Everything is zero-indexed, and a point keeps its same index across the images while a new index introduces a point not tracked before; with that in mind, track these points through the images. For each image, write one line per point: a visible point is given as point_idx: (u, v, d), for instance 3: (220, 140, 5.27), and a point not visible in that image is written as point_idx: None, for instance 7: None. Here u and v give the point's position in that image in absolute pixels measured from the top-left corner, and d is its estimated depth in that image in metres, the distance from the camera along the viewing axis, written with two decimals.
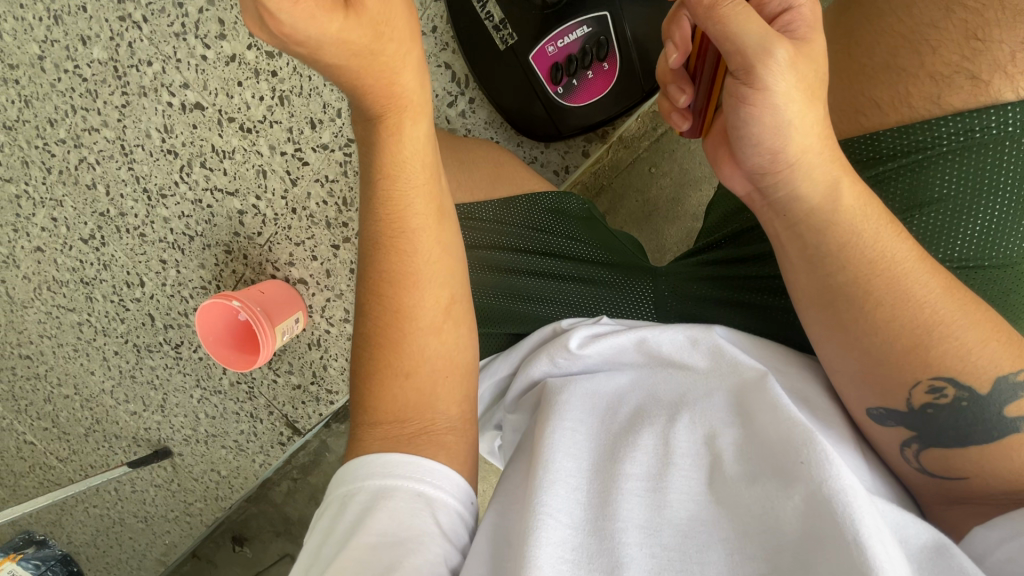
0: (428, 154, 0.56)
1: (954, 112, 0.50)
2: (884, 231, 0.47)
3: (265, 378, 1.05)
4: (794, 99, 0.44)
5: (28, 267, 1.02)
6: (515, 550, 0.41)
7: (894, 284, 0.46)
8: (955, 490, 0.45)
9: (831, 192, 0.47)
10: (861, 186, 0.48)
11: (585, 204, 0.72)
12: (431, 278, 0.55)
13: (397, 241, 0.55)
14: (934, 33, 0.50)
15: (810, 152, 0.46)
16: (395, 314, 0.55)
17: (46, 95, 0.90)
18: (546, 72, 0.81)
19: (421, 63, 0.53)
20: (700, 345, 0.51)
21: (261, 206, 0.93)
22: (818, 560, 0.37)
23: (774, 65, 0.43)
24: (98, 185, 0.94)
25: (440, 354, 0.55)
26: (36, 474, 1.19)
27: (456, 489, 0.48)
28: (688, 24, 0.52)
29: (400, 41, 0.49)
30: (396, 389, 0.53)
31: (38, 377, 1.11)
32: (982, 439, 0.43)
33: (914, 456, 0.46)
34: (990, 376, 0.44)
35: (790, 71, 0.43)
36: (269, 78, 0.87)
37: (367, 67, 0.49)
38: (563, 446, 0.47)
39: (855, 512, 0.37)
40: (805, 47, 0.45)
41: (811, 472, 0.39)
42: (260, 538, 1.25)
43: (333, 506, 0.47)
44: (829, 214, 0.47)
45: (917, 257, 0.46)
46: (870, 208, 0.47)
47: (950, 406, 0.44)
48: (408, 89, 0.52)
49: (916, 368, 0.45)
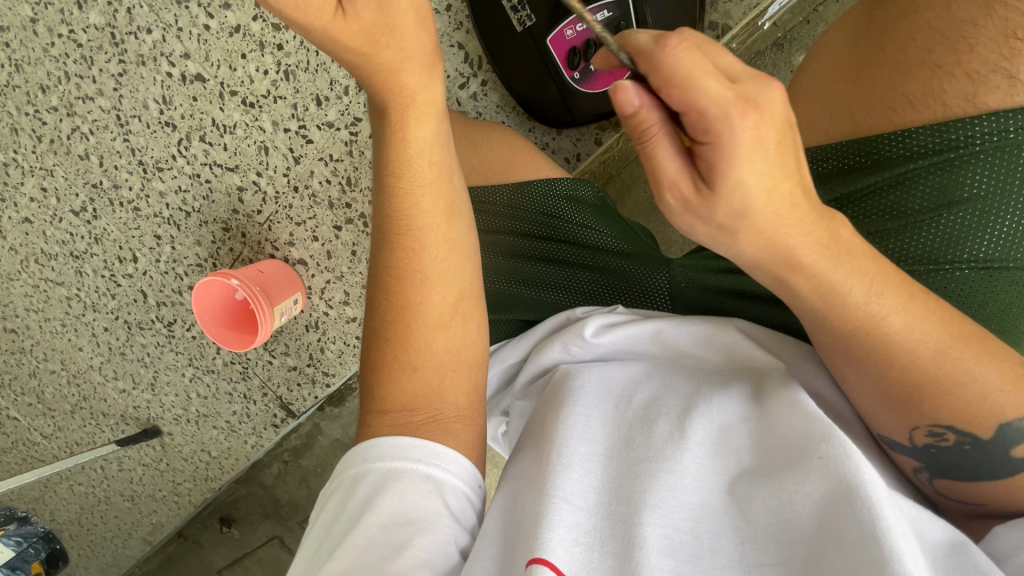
0: (439, 152, 0.54)
1: (989, 112, 0.50)
2: (877, 296, 0.44)
3: (260, 359, 1.03)
4: (701, 227, 0.41)
5: (14, 239, 0.99)
6: (527, 531, 0.41)
7: (898, 340, 0.44)
8: (971, 508, 0.46)
9: (779, 286, 0.44)
10: (840, 267, 0.43)
11: (598, 192, 0.71)
12: (439, 276, 0.54)
13: (405, 241, 0.54)
14: (973, 31, 0.50)
15: (751, 260, 0.43)
16: (401, 308, 0.54)
17: (37, 60, 0.87)
18: (563, 56, 0.79)
19: (432, 49, 0.51)
20: (716, 338, 0.52)
21: (262, 182, 0.91)
22: (832, 554, 0.37)
23: (670, 211, 0.41)
24: (91, 156, 0.91)
25: (448, 347, 0.53)
26: (19, 450, 1.17)
27: (464, 472, 0.48)
28: (641, 101, 0.38)
29: (399, 48, 0.49)
30: (404, 381, 0.52)
31: (23, 351, 1.08)
32: (991, 475, 0.44)
33: (926, 481, 0.47)
34: (991, 422, 0.44)
35: (687, 214, 0.40)
36: (275, 51, 0.85)
37: (361, 65, 0.49)
38: (577, 430, 0.47)
39: (871, 502, 0.36)
40: (711, 186, 0.38)
41: (829, 465, 0.39)
42: (248, 520, 1.24)
43: (342, 487, 0.46)
44: (787, 298, 0.45)
45: (923, 321, 0.44)
46: (849, 286, 0.43)
47: (951, 448, 0.45)
48: (409, 85, 0.51)
49: (911, 419, 0.45)
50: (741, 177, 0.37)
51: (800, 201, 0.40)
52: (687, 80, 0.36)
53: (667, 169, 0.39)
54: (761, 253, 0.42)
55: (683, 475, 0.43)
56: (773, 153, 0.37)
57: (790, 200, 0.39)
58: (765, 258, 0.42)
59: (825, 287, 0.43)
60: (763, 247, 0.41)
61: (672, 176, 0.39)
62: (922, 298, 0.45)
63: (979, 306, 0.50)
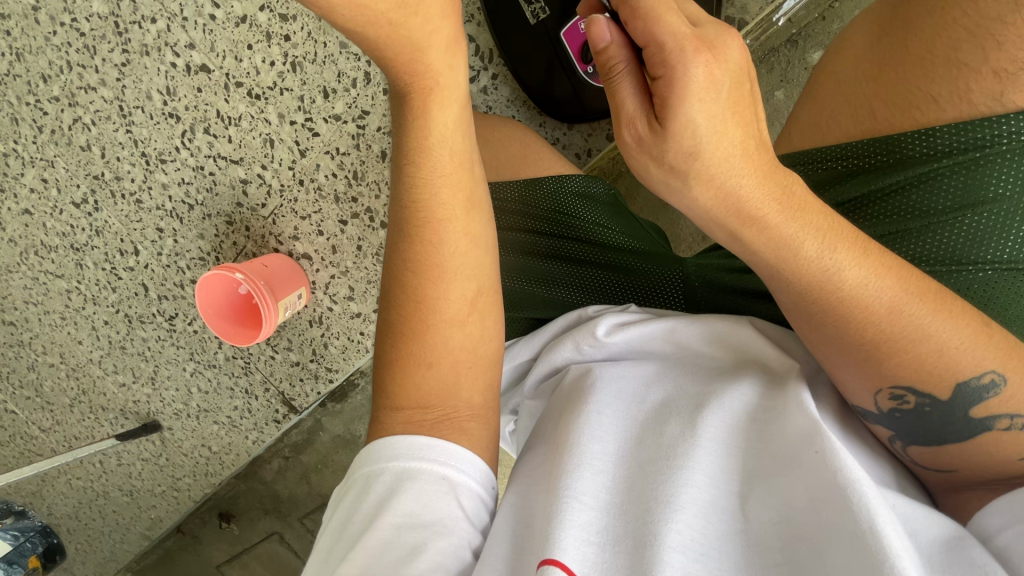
0: (460, 140, 0.53)
1: (1018, 110, 0.49)
2: (829, 250, 0.45)
3: (262, 354, 1.02)
4: (655, 167, 0.45)
5: (14, 230, 0.98)
6: (539, 531, 0.40)
7: (849, 296, 0.45)
8: (950, 479, 0.46)
9: (733, 238, 0.47)
10: (788, 219, 0.45)
11: (611, 189, 0.70)
12: (457, 271, 0.53)
13: (424, 234, 0.53)
14: (1001, 28, 0.49)
15: (706, 209, 0.46)
16: (418, 304, 0.53)
17: (38, 49, 0.86)
18: (577, 49, 0.78)
19: (460, 37, 0.51)
20: (728, 339, 0.51)
21: (267, 175, 0.90)
22: (830, 549, 0.37)
23: (626, 147, 0.46)
24: (93, 147, 0.90)
25: (465, 345, 0.53)
26: (16, 444, 1.16)
27: (479, 474, 0.47)
28: (612, 38, 0.43)
29: (427, 16, 0.46)
30: (418, 378, 0.51)
31: (22, 344, 1.07)
32: (956, 438, 0.44)
33: (902, 450, 0.47)
34: (948, 381, 0.44)
35: (642, 152, 0.45)
36: (282, 42, 0.84)
37: (390, 36, 0.45)
38: (590, 429, 0.46)
39: (869, 502, 0.36)
40: (663, 124, 0.42)
41: (824, 461, 0.39)
42: (248, 516, 1.23)
43: (356, 486, 0.45)
44: (743, 251, 0.47)
45: (875, 275, 0.45)
46: (799, 239, 0.45)
47: (913, 411, 0.45)
48: (436, 71, 0.49)
49: (872, 379, 0.45)
50: (690, 115, 0.41)
51: (753, 149, 0.44)
52: (643, 22, 0.41)
53: (626, 105, 0.44)
54: (714, 200, 0.45)
55: (696, 471, 0.42)
56: (725, 97, 0.42)
57: (741, 148, 0.43)
58: (718, 206, 0.45)
59: (776, 239, 0.45)
60: (715, 195, 0.44)
61: (629, 111, 0.44)
62: (878, 254, 0.46)
63: (997, 305, 0.50)
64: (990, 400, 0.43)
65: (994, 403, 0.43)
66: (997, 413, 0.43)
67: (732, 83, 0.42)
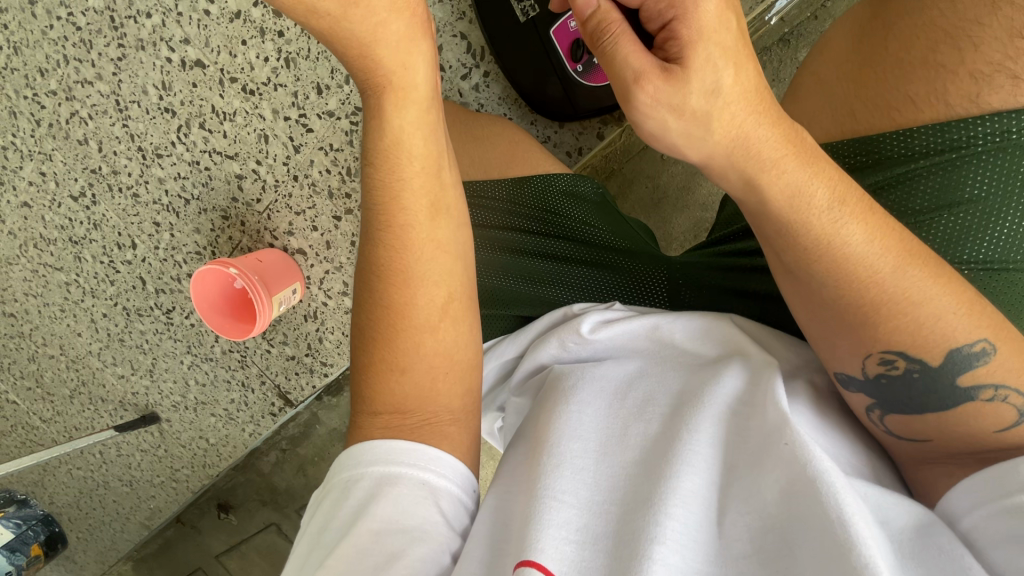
0: (421, 141, 0.53)
1: (992, 112, 0.50)
2: (835, 208, 0.46)
3: (259, 348, 1.03)
4: (674, 119, 0.46)
5: (13, 223, 0.99)
6: (517, 532, 0.41)
7: (842, 259, 0.45)
8: (923, 451, 0.45)
9: (749, 189, 0.48)
10: (802, 167, 0.46)
11: (599, 188, 0.71)
12: (424, 276, 0.54)
13: (387, 240, 0.53)
14: (978, 30, 0.50)
15: (714, 158, 0.48)
16: (389, 309, 0.53)
17: (35, 42, 0.86)
18: (566, 48, 0.80)
19: (431, 58, 0.54)
20: (713, 336, 0.52)
21: (261, 170, 0.90)
22: (802, 540, 0.37)
23: (638, 109, 0.47)
24: (90, 141, 0.91)
25: (437, 351, 0.53)
26: (18, 433, 1.18)
27: (458, 477, 0.48)
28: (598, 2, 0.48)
29: (370, 9, 0.48)
30: (392, 384, 0.51)
31: (22, 336, 1.08)
32: (940, 406, 0.44)
33: (879, 420, 0.47)
34: (940, 349, 0.44)
35: (660, 104, 0.46)
36: (276, 38, 0.84)
37: (346, 50, 0.50)
38: (571, 428, 0.46)
39: (837, 493, 0.37)
40: (682, 65, 0.45)
41: (795, 453, 0.40)
42: (246, 507, 1.24)
43: (334, 491, 0.46)
44: (755, 205, 0.48)
45: (872, 238, 0.45)
46: (812, 188, 0.46)
47: (901, 376, 0.45)
48: (390, 70, 0.51)
49: (861, 344, 0.45)
50: (708, 53, 0.45)
51: (766, 88, 0.47)
52: None
53: (633, 57, 0.46)
54: (733, 146, 0.47)
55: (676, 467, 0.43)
56: (736, 31, 0.46)
57: (755, 84, 0.46)
58: (737, 149, 0.46)
59: (790, 185, 0.46)
60: (735, 139, 0.46)
61: (641, 61, 0.46)
62: (881, 218, 0.46)
63: None
64: (978, 368, 0.43)
65: (982, 371, 0.43)
66: (983, 382, 0.43)
67: (737, 22, 0.46)
